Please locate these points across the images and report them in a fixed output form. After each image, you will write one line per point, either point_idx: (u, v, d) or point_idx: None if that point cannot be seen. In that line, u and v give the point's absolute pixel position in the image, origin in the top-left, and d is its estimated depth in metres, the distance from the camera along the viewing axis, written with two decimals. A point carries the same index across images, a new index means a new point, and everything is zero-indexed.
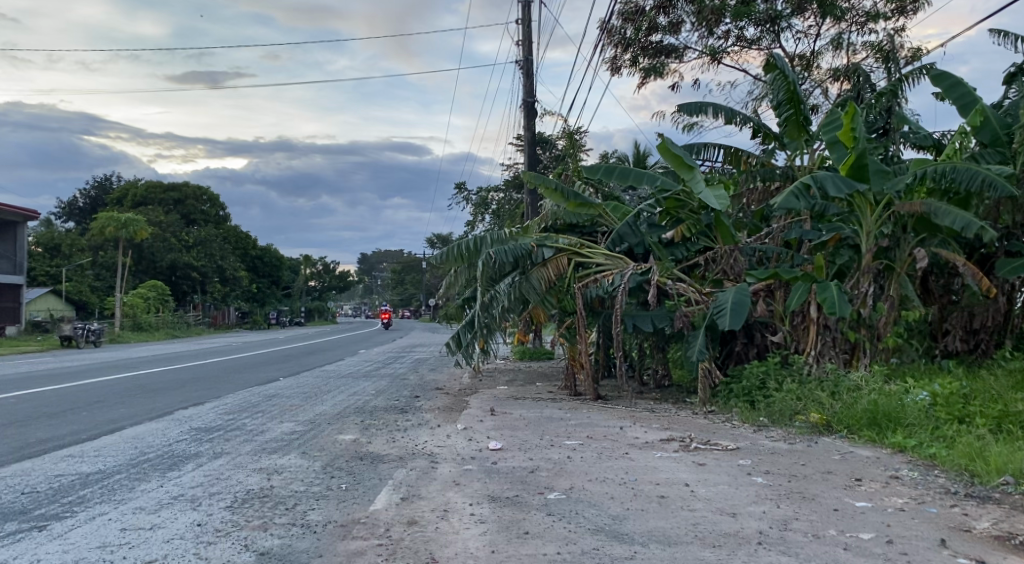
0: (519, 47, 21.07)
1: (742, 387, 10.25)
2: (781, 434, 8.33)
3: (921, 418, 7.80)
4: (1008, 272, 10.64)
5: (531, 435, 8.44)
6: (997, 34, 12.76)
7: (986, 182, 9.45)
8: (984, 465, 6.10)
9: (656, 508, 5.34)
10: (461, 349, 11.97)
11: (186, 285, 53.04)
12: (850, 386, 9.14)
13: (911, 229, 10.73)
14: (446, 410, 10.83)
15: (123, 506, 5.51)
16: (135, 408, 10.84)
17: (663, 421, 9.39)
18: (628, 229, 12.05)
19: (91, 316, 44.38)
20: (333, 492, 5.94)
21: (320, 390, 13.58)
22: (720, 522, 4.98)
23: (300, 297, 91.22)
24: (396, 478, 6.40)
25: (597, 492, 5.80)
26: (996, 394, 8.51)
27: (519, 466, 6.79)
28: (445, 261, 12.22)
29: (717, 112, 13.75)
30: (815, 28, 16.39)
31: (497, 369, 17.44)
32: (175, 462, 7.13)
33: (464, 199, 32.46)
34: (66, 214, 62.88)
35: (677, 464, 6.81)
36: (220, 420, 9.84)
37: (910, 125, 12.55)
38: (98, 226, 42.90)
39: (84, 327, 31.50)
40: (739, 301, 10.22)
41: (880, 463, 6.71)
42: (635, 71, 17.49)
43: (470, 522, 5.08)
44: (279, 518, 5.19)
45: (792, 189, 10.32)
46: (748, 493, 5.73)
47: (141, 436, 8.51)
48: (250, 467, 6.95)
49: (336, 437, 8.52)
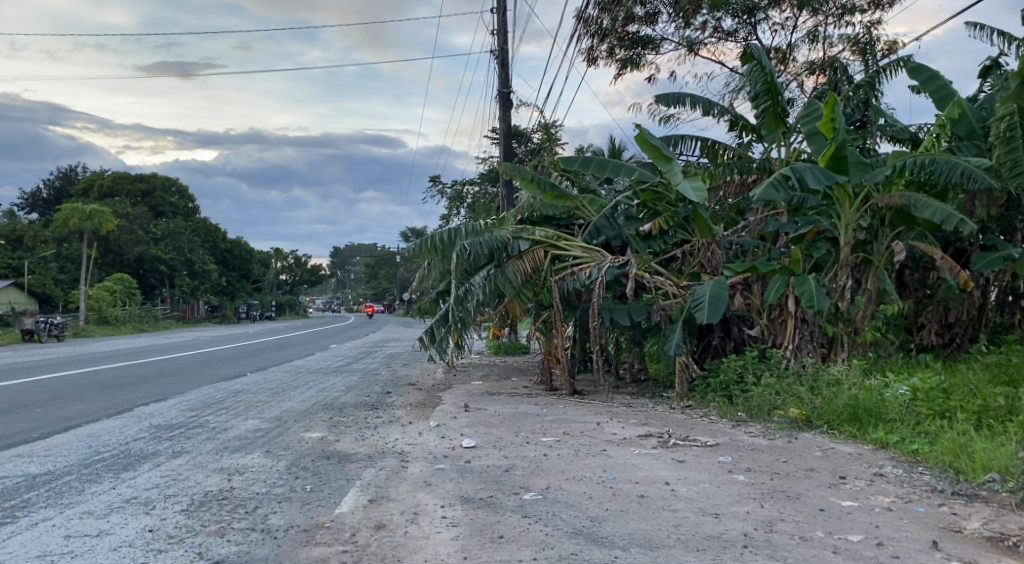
0: (494, 37, 20.75)
1: (719, 381, 10.07)
2: (759, 430, 8.16)
3: (902, 414, 7.69)
4: (982, 266, 10.61)
5: (507, 432, 8.17)
6: (973, 27, 12.73)
7: (966, 174, 9.38)
8: (969, 462, 5.97)
9: (636, 509, 5.11)
10: (435, 344, 11.69)
11: (153, 278, 51.96)
12: (829, 381, 9.00)
13: (889, 222, 10.61)
14: (418, 407, 10.55)
15: (69, 510, 5.15)
16: (92, 405, 10.37)
17: (640, 417, 9.17)
18: (605, 222, 11.83)
19: (55, 309, 43.28)
20: (297, 494, 5.63)
21: (289, 386, 13.18)
22: (704, 523, 4.76)
23: (272, 291, 89.97)
24: (364, 478, 6.11)
25: (574, 492, 5.54)
26: (975, 389, 8.42)
27: (493, 465, 6.52)
28: (418, 254, 11.90)
29: (694, 103, 13.58)
30: (792, 20, 16.29)
31: (472, 363, 17.16)
32: (131, 462, 6.75)
33: (439, 192, 32.03)
34: (28, 204, 61.26)
35: (657, 461, 6.60)
36: (182, 417, 9.46)
37: (887, 118, 12.48)
38: (61, 217, 41.65)
39: (46, 321, 30.65)
40: (716, 294, 10.05)
41: (862, 460, 6.56)
42: (612, 63, 17.28)
43: (442, 526, 4.81)
44: (237, 523, 4.87)
45: (772, 180, 10.14)
46: (730, 491, 5.53)
47: (97, 435, 8.11)
48: (211, 466, 6.61)
49: (303, 435, 8.18)
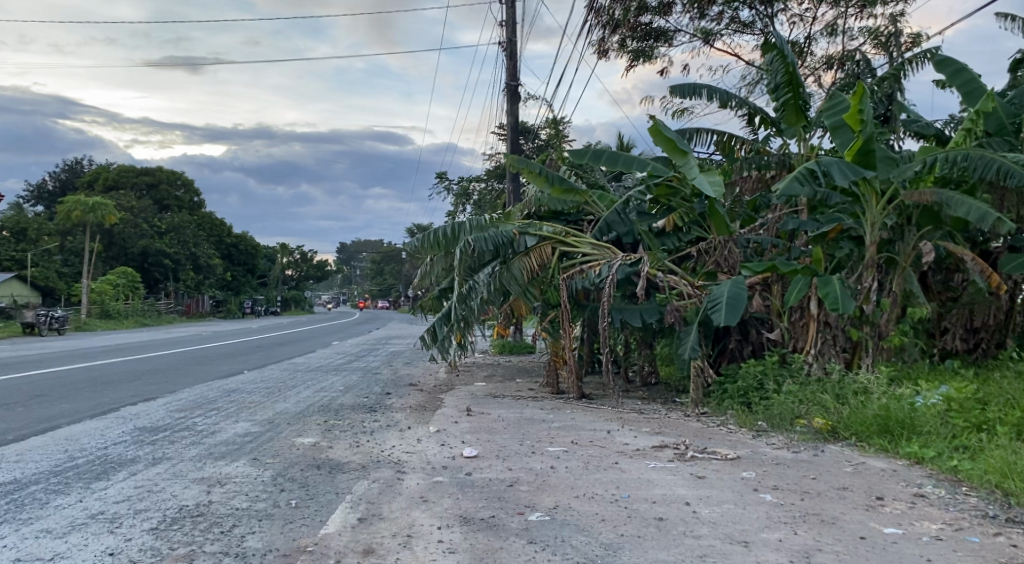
0: (503, 29, 20.22)
1: (737, 387, 9.57)
2: (782, 441, 7.62)
3: (937, 426, 7.11)
4: (1012, 268, 10.04)
5: (511, 440, 7.64)
6: (1004, 18, 12.17)
7: (1003, 170, 8.74)
8: (1020, 483, 5.39)
9: (655, 534, 4.59)
10: (437, 343, 11.18)
11: (158, 272, 51.64)
12: (856, 389, 8.47)
13: (915, 221, 10.05)
14: (418, 410, 10.04)
15: (25, 528, 4.65)
16: (78, 404, 9.89)
17: (653, 425, 8.64)
18: (617, 217, 11.33)
19: (58, 303, 43.00)
20: (280, 511, 5.13)
21: (285, 385, 12.71)
22: (733, 554, 4.23)
23: (277, 286, 89.49)
24: (355, 492, 5.59)
25: (586, 513, 5.02)
26: (1013, 399, 7.84)
27: (496, 479, 6.00)
28: (421, 249, 11.35)
29: (711, 94, 13.02)
30: (811, 12, 15.71)
31: (476, 363, 16.68)
32: (105, 470, 6.26)
33: (445, 188, 31.52)
34: (34, 197, 61.26)
35: (674, 476, 6.08)
36: (170, 418, 8.98)
37: (911, 113, 11.85)
38: (64, 209, 41.40)
39: (48, 314, 30.19)
40: (734, 294, 9.49)
41: (899, 478, 6.01)
42: (623, 55, 16.71)
43: (438, 552, 4.29)
44: (209, 546, 4.37)
45: (796, 174, 9.56)
46: (758, 514, 4.99)
47: (76, 438, 7.62)
48: (191, 476, 6.10)
49: (294, 441, 7.66)
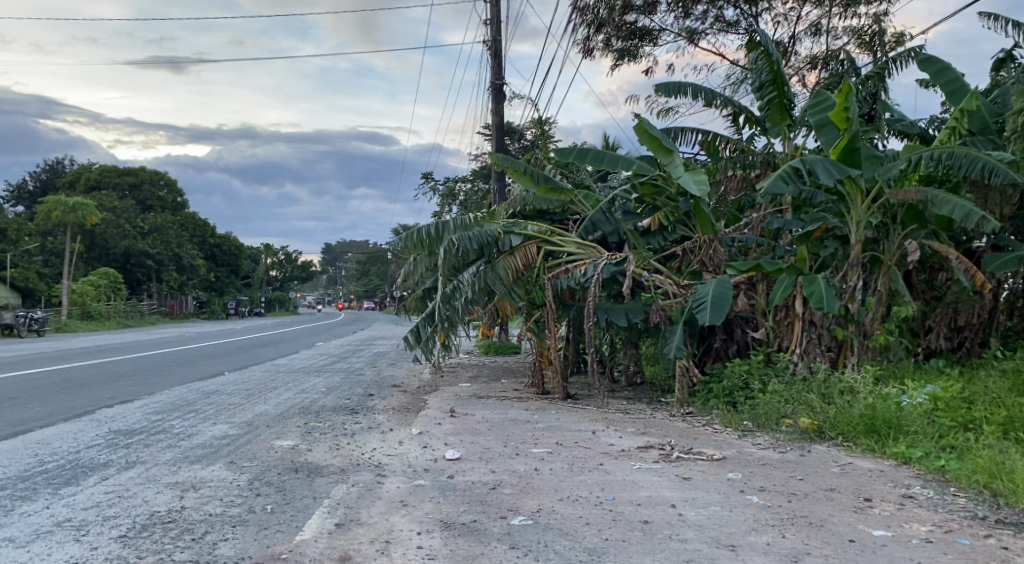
0: (488, 29, 20.10)
1: (723, 387, 9.50)
2: (769, 442, 7.54)
3: (924, 425, 7.05)
4: (996, 267, 10.04)
5: (494, 442, 7.51)
6: (987, 17, 12.19)
7: (987, 168, 8.69)
8: (1008, 483, 5.33)
9: (640, 538, 4.47)
10: (420, 344, 10.96)
11: (140, 273, 51.08)
12: (842, 389, 8.41)
13: (900, 220, 9.99)
14: (401, 411, 9.90)
15: None
16: (51, 407, 9.65)
17: (638, 425, 8.54)
18: (602, 217, 11.23)
19: (37, 304, 42.39)
20: (255, 516, 4.98)
21: (267, 387, 12.52)
22: (720, 558, 4.12)
23: (261, 287, 88.90)
24: (333, 497, 5.45)
25: (569, 517, 4.91)
26: (998, 398, 7.80)
27: (479, 482, 5.87)
28: (404, 249, 11.18)
29: (695, 93, 12.95)
30: (795, 12, 15.69)
31: (461, 363, 16.56)
32: (76, 475, 6.07)
33: (430, 188, 31.36)
34: (14, 198, 60.47)
35: (659, 478, 5.98)
36: (146, 421, 8.77)
37: (895, 112, 11.84)
38: (44, 209, 40.89)
39: (26, 315, 29.69)
40: (720, 294, 9.40)
41: (886, 478, 5.94)
42: (608, 54, 16.62)
43: (416, 558, 4.16)
44: (179, 554, 4.22)
45: (781, 172, 9.48)
46: (745, 517, 4.89)
47: (49, 441, 7.42)
48: (165, 481, 5.92)
49: (273, 444, 7.50)
